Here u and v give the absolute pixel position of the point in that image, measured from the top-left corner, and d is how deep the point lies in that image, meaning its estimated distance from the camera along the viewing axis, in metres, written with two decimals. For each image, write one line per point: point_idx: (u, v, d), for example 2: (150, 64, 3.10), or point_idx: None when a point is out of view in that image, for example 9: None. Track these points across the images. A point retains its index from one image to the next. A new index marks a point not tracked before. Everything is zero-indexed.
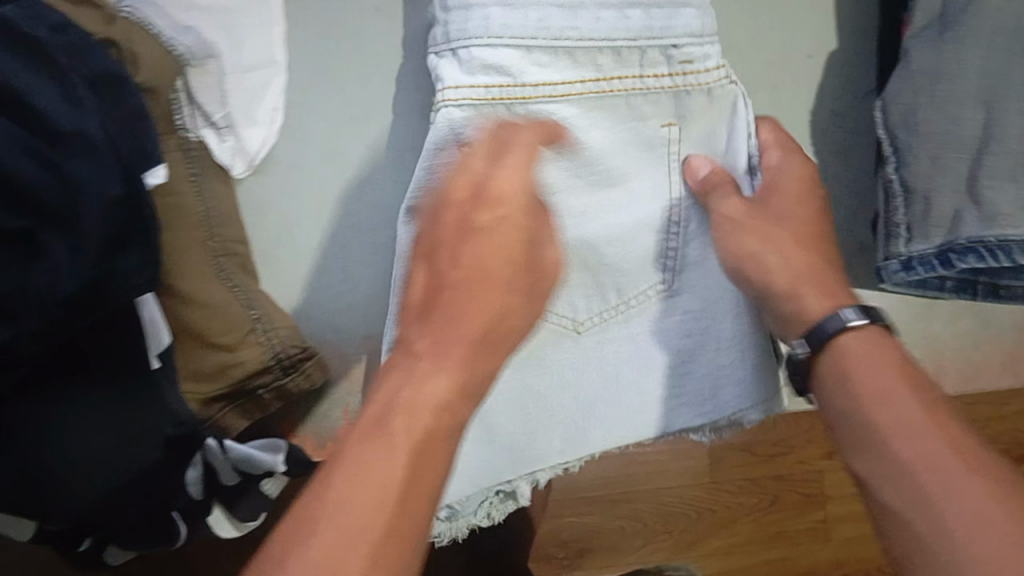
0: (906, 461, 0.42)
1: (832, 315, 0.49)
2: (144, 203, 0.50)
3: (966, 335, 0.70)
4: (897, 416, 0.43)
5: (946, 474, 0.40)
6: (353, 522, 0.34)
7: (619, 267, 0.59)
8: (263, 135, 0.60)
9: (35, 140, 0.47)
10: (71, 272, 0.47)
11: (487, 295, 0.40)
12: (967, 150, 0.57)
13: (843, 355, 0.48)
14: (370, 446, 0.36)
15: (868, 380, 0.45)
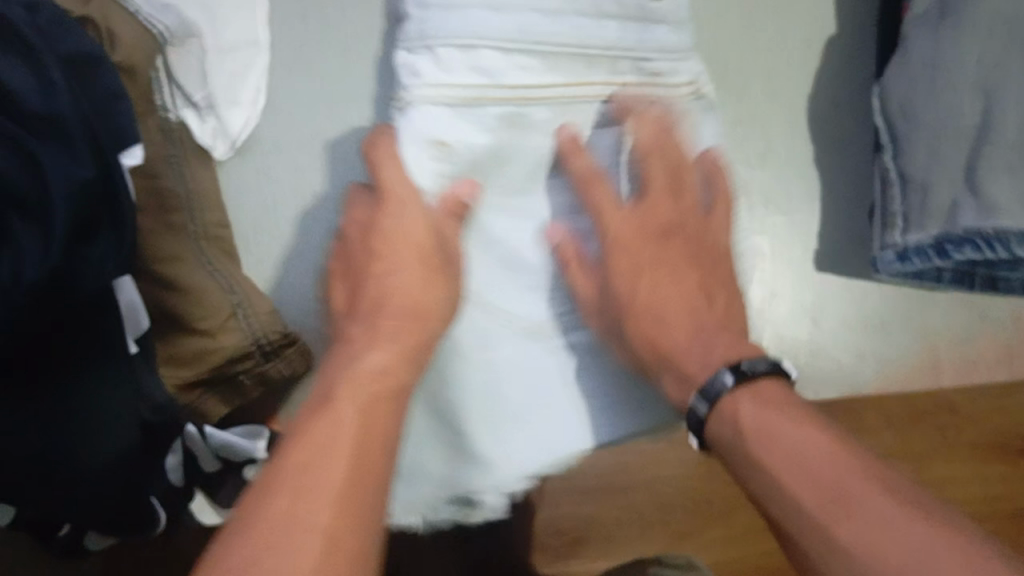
0: (797, 483, 0.43)
1: (713, 376, 0.49)
2: (119, 186, 0.50)
3: (966, 326, 0.67)
4: (789, 443, 0.44)
5: (844, 490, 0.42)
6: (289, 547, 0.38)
7: (546, 267, 0.56)
8: (244, 117, 0.59)
9: (9, 126, 0.46)
10: (40, 260, 0.45)
11: (412, 295, 0.51)
12: (966, 139, 0.55)
13: (737, 408, 0.48)
14: (303, 454, 0.42)
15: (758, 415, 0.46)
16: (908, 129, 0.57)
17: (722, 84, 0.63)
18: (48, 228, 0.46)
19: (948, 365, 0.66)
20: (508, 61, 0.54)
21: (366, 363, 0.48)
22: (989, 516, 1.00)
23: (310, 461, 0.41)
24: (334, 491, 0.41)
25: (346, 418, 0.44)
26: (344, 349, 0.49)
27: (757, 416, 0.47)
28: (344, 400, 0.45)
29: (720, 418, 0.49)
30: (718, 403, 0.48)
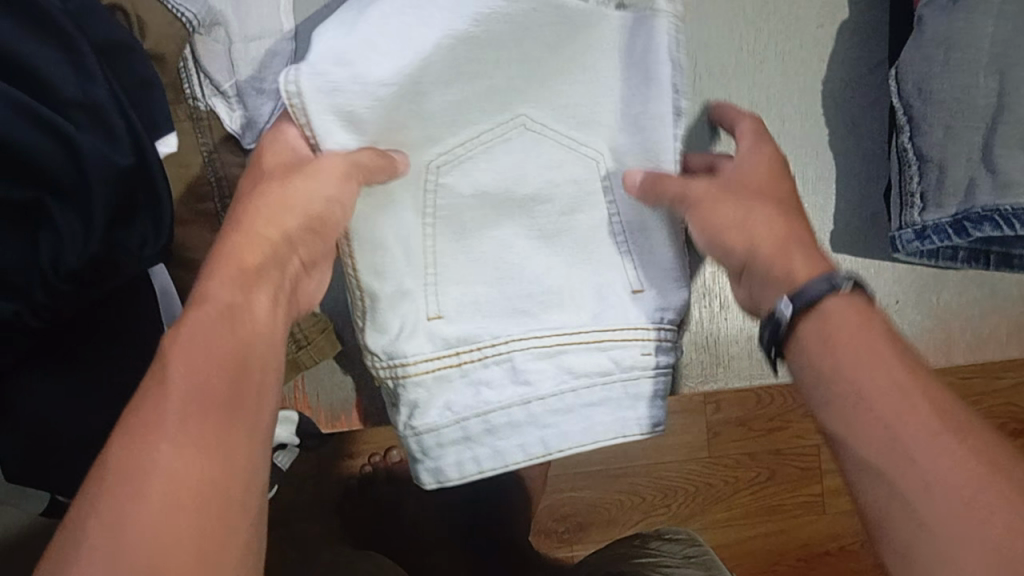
0: (857, 398, 0.39)
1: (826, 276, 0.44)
2: (155, 170, 0.49)
3: (974, 303, 0.69)
4: (856, 386, 0.39)
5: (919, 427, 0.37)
6: (145, 520, 0.31)
7: (501, 411, 0.55)
8: (273, 107, 0.58)
9: (40, 106, 0.45)
10: (74, 247, 0.46)
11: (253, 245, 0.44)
12: (981, 119, 0.57)
13: (822, 326, 0.42)
14: (147, 428, 0.34)
15: (847, 351, 0.41)
16: (925, 109, 0.58)
17: (735, 69, 0.65)
18: (87, 216, 0.46)
19: (960, 341, 0.68)
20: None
21: (212, 297, 0.40)
22: None
23: (145, 436, 0.34)
24: (193, 479, 0.33)
25: (182, 390, 0.36)
26: (249, 295, 0.41)
27: (849, 327, 0.42)
28: (260, 303, 0.41)
29: (809, 330, 0.43)
30: (827, 302, 0.43)
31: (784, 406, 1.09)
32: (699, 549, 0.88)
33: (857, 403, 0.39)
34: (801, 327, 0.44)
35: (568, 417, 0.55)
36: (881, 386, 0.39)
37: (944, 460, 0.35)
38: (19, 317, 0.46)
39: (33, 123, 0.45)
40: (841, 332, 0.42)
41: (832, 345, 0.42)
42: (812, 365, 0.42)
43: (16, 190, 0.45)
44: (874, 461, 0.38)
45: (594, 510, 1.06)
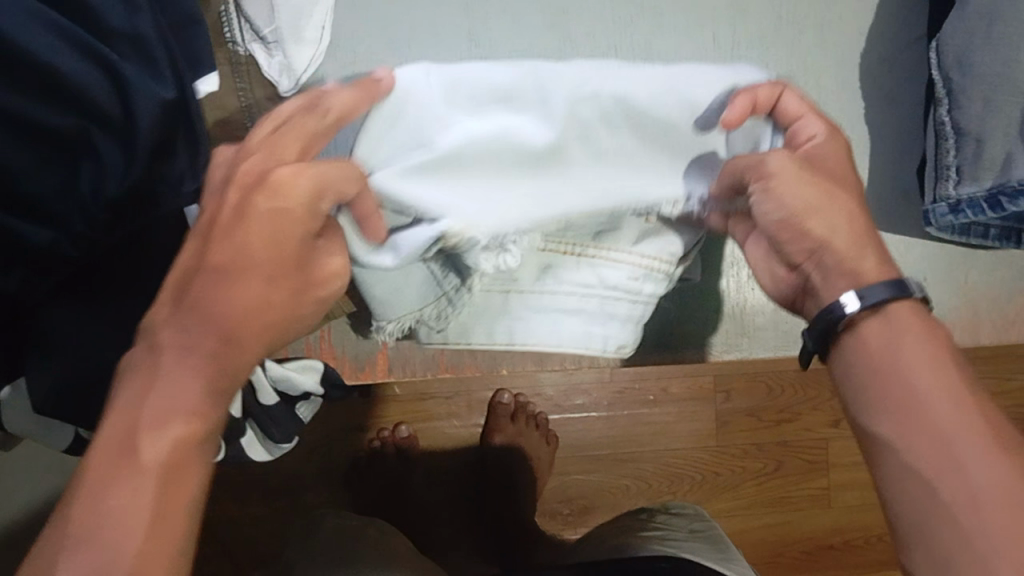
0: (940, 432, 0.43)
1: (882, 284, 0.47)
2: (195, 105, 0.49)
3: (1002, 284, 0.69)
4: (934, 424, 0.43)
5: (982, 454, 0.42)
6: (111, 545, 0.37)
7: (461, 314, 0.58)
8: (311, 54, 0.60)
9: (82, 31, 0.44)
10: (120, 178, 0.45)
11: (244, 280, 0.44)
12: (1022, 94, 0.56)
13: (888, 326, 0.46)
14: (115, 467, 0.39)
15: (924, 380, 0.44)
16: (964, 83, 0.58)
17: (774, 39, 0.65)
18: (130, 147, 0.45)
19: (985, 321, 0.69)
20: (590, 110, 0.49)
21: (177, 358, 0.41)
22: None
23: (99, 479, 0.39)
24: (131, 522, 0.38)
25: (148, 440, 0.39)
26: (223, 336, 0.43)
27: (914, 345, 0.45)
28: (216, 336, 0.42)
29: (871, 326, 0.47)
30: (885, 307, 0.47)
31: (797, 398, 1.09)
32: (706, 525, 0.89)
33: (905, 401, 0.44)
34: (859, 324, 0.47)
35: (540, 316, 0.58)
36: (939, 393, 0.44)
37: (991, 478, 0.41)
38: (58, 245, 0.45)
39: (72, 48, 0.43)
40: (905, 343, 0.45)
41: (896, 346, 0.46)
42: (867, 354, 0.47)
43: (64, 118, 0.44)
44: (918, 483, 0.43)
45: (599, 495, 1.06)
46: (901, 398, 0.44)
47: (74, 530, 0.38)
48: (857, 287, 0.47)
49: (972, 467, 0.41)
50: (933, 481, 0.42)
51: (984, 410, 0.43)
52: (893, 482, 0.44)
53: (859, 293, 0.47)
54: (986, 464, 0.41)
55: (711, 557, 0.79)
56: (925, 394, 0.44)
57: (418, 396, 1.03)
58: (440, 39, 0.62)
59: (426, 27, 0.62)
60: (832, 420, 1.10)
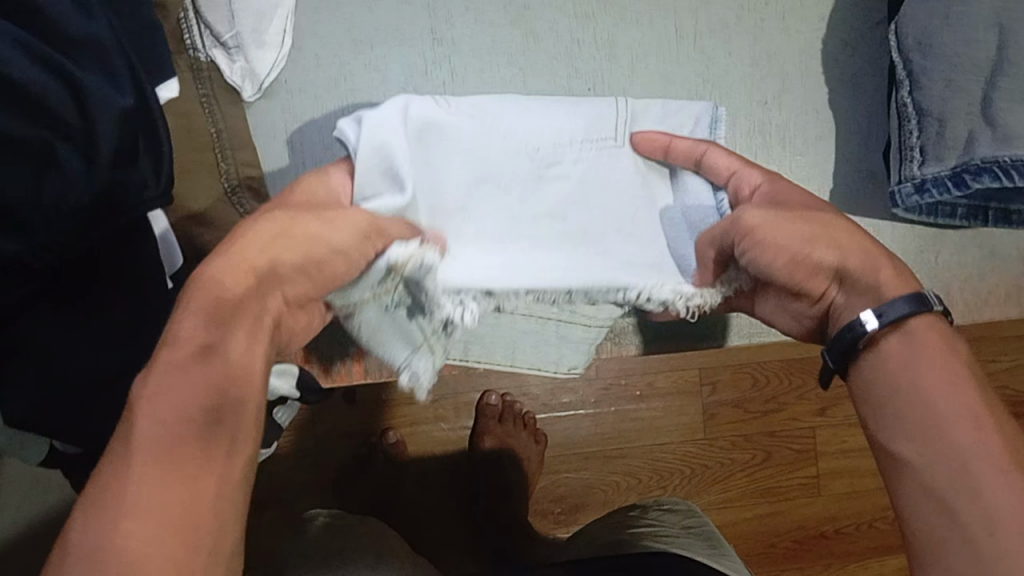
0: (961, 450, 0.40)
1: (892, 302, 0.44)
2: (155, 110, 0.49)
3: (972, 263, 0.70)
4: (954, 443, 0.40)
5: (1005, 475, 0.38)
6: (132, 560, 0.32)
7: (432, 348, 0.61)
8: (274, 59, 0.61)
9: (36, 42, 0.44)
10: (85, 186, 0.45)
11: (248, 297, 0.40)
12: (981, 72, 0.57)
13: (914, 342, 0.43)
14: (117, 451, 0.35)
15: (946, 399, 0.41)
16: (925, 64, 0.59)
17: (736, 29, 0.66)
18: (91, 154, 0.45)
19: (957, 301, 0.69)
20: (564, 165, 0.58)
21: (188, 326, 0.38)
22: None
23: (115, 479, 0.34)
24: (151, 515, 0.33)
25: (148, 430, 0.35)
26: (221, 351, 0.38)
27: (934, 355, 0.43)
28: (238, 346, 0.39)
29: (895, 340, 0.44)
30: (907, 321, 0.44)
31: (784, 389, 1.08)
32: (699, 520, 0.88)
33: (929, 416, 0.41)
34: (884, 343, 0.44)
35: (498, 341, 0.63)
36: (961, 413, 0.41)
37: (1013, 500, 0.38)
38: (29, 255, 0.44)
39: (27, 57, 0.43)
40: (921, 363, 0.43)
41: (910, 364, 0.43)
42: (887, 369, 0.44)
43: (28, 127, 0.43)
44: (935, 507, 0.40)
45: (589, 492, 1.05)
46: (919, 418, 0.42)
47: (86, 538, 0.33)
48: (876, 304, 0.45)
49: (988, 491, 0.38)
50: (950, 499, 0.39)
51: (1001, 424, 0.40)
52: (915, 498, 0.41)
53: (877, 311, 0.44)
54: (1007, 483, 0.38)
55: (702, 552, 0.78)
56: (933, 410, 0.41)
57: (405, 401, 1.02)
58: (403, 40, 0.63)
59: (391, 30, 0.63)
60: (818, 408, 1.10)
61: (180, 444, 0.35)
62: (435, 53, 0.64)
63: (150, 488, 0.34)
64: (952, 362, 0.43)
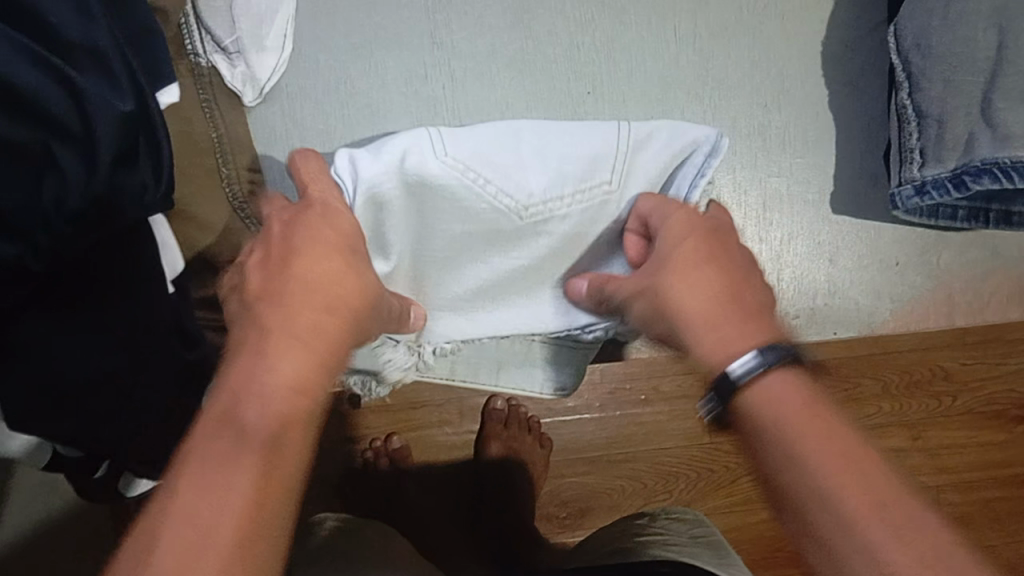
0: (847, 516, 0.41)
1: (740, 359, 0.48)
2: (151, 113, 0.49)
3: (974, 265, 0.71)
4: (842, 506, 0.41)
5: (875, 528, 0.40)
6: None
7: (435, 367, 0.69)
8: (273, 62, 0.63)
9: (38, 45, 0.43)
10: (83, 188, 0.45)
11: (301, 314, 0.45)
12: (980, 73, 0.57)
13: (783, 412, 0.45)
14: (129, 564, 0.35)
15: (827, 468, 0.42)
16: (924, 65, 0.59)
17: (737, 31, 0.67)
18: (91, 157, 0.45)
19: (959, 301, 0.72)
20: (553, 221, 0.59)
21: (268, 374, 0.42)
22: (991, 485, 0.98)
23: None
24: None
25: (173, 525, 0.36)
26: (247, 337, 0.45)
27: (804, 416, 0.45)
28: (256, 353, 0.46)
29: (756, 402, 0.47)
30: (756, 381, 0.47)
31: None
32: (707, 530, 0.88)
33: (804, 493, 0.43)
34: (741, 399, 0.47)
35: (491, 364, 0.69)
36: (836, 478, 0.42)
37: (889, 541, 0.40)
38: (23, 259, 0.45)
39: (28, 61, 0.43)
40: (790, 433, 0.44)
41: (799, 441, 0.44)
42: (772, 448, 0.45)
43: (25, 132, 0.43)
44: (825, 555, 0.42)
45: (594, 496, 1.03)
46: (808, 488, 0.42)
47: None
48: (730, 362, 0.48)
49: (870, 534, 0.40)
50: (828, 541, 0.41)
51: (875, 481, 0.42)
52: (824, 559, 0.42)
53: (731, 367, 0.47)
54: (884, 530, 0.40)
55: (710, 561, 0.78)
56: (812, 484, 0.42)
57: (409, 405, 1.00)
58: (406, 44, 0.65)
59: (392, 36, 0.64)
60: None
61: (220, 528, 0.37)
62: (434, 56, 0.65)
63: (170, 549, 0.35)
64: (825, 427, 0.44)
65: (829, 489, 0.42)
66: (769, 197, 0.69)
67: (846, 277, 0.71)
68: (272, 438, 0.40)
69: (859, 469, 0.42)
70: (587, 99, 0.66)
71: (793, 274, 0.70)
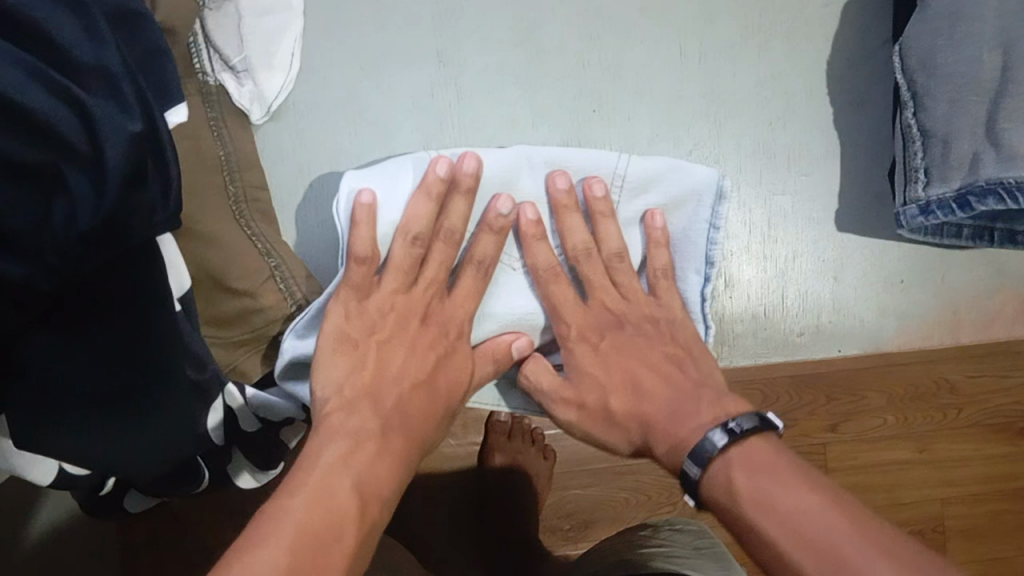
0: (812, 538, 0.45)
1: (702, 440, 0.53)
2: (159, 132, 0.49)
3: (980, 282, 0.73)
4: (816, 534, 0.45)
5: (849, 548, 0.44)
6: None
7: None
8: (280, 81, 0.63)
9: (49, 70, 0.44)
10: (95, 209, 0.44)
11: (398, 366, 0.59)
12: (987, 93, 0.57)
13: (731, 468, 0.51)
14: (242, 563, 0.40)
15: (786, 498, 0.47)
16: (930, 84, 0.59)
17: (741, 49, 0.67)
18: (100, 177, 0.45)
19: (965, 320, 0.74)
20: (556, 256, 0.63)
21: (345, 434, 0.52)
22: (992, 497, 0.99)
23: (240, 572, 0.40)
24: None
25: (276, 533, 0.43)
26: (351, 401, 0.55)
27: (753, 484, 0.49)
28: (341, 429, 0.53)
29: (712, 480, 0.52)
30: (708, 468, 0.52)
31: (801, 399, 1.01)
32: (709, 541, 0.87)
33: (783, 528, 0.46)
34: (711, 469, 0.52)
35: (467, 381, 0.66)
36: (793, 499, 0.47)
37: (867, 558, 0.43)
38: (32, 279, 0.44)
39: (38, 84, 0.43)
40: (740, 500, 0.49)
41: (756, 489, 0.49)
42: (741, 522, 0.49)
43: (35, 151, 0.43)
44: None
45: (599, 509, 1.01)
46: (784, 527, 0.46)
47: None
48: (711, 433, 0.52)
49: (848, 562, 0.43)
50: None
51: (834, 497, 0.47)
52: None
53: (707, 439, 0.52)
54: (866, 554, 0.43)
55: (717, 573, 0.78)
56: (772, 542, 0.46)
57: None
58: (412, 61, 0.65)
59: (398, 53, 0.65)
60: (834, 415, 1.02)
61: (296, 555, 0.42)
62: (440, 73, 0.66)
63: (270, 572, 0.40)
64: (782, 475, 0.49)
65: (790, 537, 0.46)
66: (773, 215, 0.69)
67: (850, 294, 0.72)
68: (363, 485, 0.49)
69: (813, 508, 0.46)
70: (593, 117, 0.67)
71: (798, 293, 0.71)
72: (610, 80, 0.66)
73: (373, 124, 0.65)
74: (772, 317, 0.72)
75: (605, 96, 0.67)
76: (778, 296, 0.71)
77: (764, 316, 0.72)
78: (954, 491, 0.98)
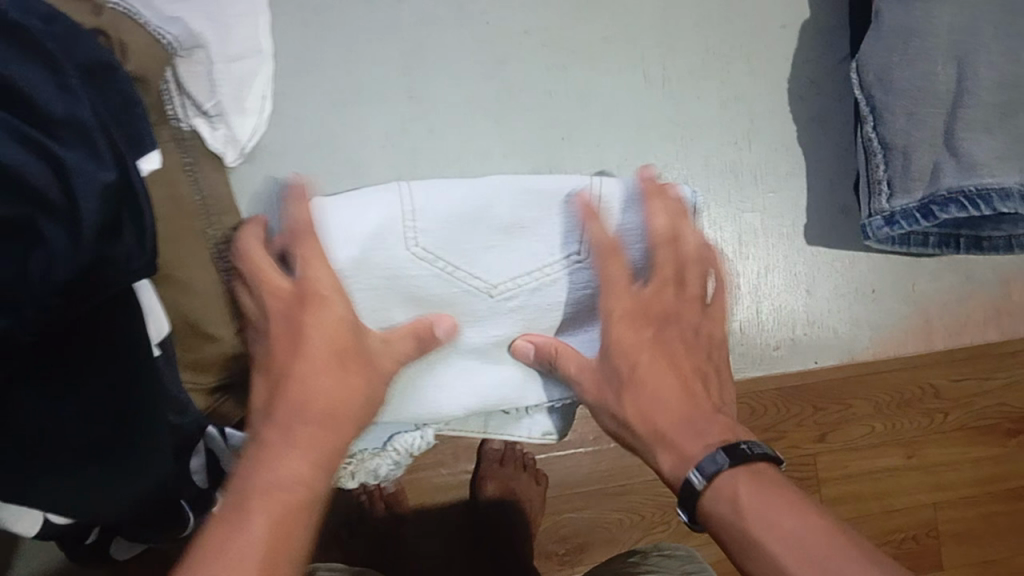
0: None
1: (708, 456, 0.50)
2: (130, 182, 0.50)
3: (950, 289, 0.75)
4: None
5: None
6: None
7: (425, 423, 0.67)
8: (253, 124, 0.64)
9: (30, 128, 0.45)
10: (67, 259, 0.45)
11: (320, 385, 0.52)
12: (943, 105, 0.60)
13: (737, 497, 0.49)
14: None
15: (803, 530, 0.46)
16: (887, 99, 0.61)
17: (703, 71, 0.69)
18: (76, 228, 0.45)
19: (937, 327, 0.74)
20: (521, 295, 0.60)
21: (283, 466, 0.49)
22: (983, 500, 1.00)
23: None
24: None
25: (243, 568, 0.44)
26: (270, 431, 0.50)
27: (756, 497, 0.48)
28: (291, 490, 0.48)
29: (714, 497, 0.50)
30: (711, 483, 0.50)
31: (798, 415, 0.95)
32: (699, 564, 0.86)
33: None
34: (709, 494, 0.50)
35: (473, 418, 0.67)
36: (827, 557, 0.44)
37: None
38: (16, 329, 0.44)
39: (19, 142, 0.44)
40: (750, 522, 0.48)
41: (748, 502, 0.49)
42: (737, 537, 0.48)
43: (12, 206, 0.44)
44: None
45: (593, 532, 1.01)
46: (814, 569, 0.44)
47: None
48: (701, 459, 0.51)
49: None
50: None
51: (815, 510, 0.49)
52: None
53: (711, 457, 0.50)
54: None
55: None
56: (772, 558, 0.46)
57: None
58: (384, 99, 0.67)
59: (369, 91, 0.67)
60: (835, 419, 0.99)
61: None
62: (411, 108, 0.67)
63: None
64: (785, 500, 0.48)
65: (789, 552, 0.46)
66: (745, 232, 0.71)
67: (823, 306, 0.73)
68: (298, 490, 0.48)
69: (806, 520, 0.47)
70: (562, 144, 0.68)
71: (772, 306, 0.72)
72: (577, 106, 0.68)
73: (349, 161, 0.66)
74: (751, 335, 0.73)
75: (575, 123, 0.68)
76: (754, 312, 0.72)
77: (741, 332, 0.73)
78: (943, 496, 0.99)
